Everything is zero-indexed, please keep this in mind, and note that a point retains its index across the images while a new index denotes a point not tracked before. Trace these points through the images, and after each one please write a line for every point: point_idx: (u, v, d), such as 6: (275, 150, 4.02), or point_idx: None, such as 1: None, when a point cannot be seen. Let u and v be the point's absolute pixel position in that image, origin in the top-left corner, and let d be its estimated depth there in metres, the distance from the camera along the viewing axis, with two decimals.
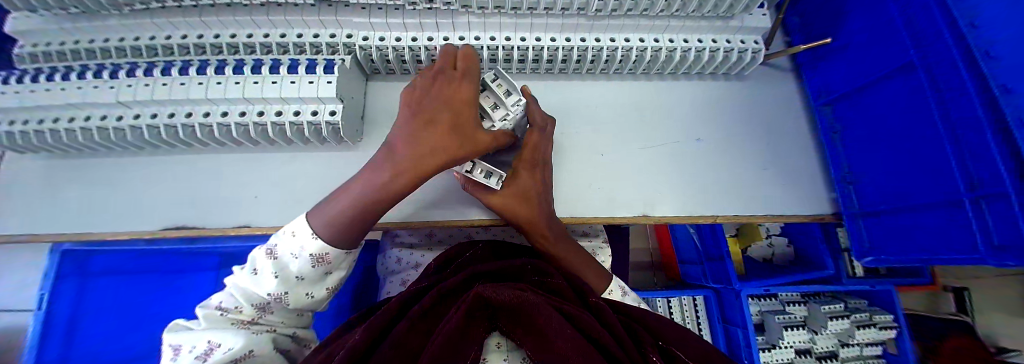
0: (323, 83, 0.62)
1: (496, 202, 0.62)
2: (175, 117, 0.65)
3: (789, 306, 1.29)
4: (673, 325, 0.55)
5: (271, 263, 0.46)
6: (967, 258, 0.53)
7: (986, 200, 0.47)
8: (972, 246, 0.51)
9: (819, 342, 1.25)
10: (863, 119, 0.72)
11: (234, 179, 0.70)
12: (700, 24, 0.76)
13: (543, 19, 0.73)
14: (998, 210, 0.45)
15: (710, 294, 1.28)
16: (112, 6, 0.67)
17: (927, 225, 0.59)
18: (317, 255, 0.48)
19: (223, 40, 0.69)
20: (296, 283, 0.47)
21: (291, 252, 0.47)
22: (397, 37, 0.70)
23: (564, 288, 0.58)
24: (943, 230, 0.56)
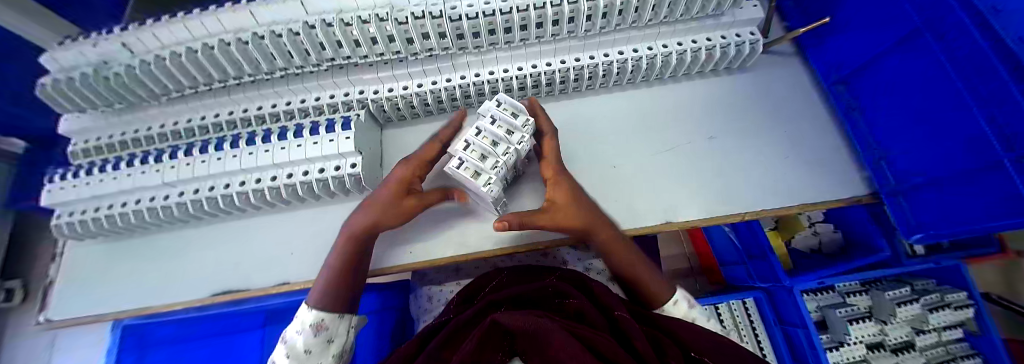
0: (342, 139, 0.66)
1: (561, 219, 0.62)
2: (215, 190, 0.71)
3: (849, 297, 1.18)
4: (696, 327, 0.55)
5: (285, 346, 0.54)
6: (1020, 223, 0.47)
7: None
8: None
9: (891, 333, 1.12)
10: (882, 90, 0.69)
11: (270, 239, 0.74)
12: (691, 26, 0.77)
13: (536, 47, 0.76)
14: None
15: (761, 295, 1.20)
16: (151, 97, 0.75)
17: (973, 193, 0.54)
18: (315, 323, 0.55)
19: (250, 114, 0.76)
20: (306, 358, 0.53)
21: (297, 328, 0.55)
22: (403, 86, 0.75)
23: (586, 307, 0.59)
24: (989, 196, 0.51)
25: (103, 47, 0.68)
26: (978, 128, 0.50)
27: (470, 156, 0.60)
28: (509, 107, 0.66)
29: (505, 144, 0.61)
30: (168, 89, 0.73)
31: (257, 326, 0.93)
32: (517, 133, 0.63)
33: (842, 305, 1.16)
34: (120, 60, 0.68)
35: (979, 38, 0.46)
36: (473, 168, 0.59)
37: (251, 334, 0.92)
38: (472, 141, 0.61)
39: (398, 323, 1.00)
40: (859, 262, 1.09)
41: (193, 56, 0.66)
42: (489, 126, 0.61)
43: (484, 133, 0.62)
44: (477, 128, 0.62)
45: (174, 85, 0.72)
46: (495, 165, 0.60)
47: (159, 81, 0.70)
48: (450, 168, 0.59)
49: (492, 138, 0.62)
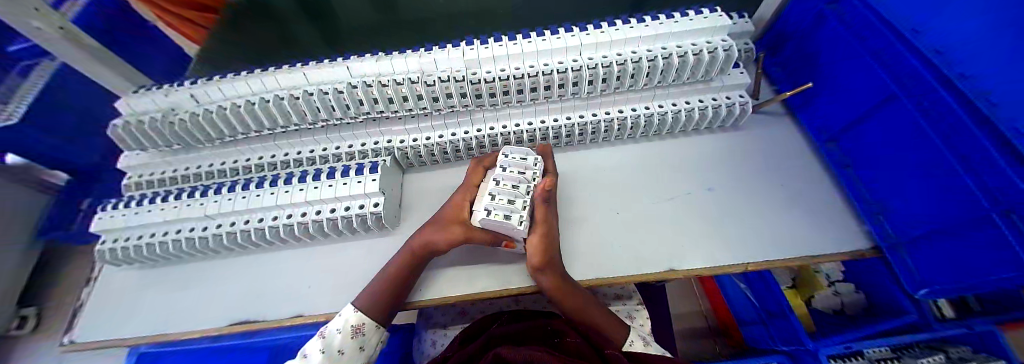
0: (369, 181, 0.73)
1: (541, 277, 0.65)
2: (249, 223, 0.78)
3: None
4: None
5: (320, 342, 0.59)
6: (1017, 277, 0.48)
7: (1016, 211, 0.45)
8: (1014, 265, 0.47)
9: None
10: (870, 149, 0.74)
11: (290, 272, 0.78)
12: (683, 90, 0.87)
13: (544, 106, 0.86)
14: None
15: (784, 359, 1.12)
16: (207, 140, 0.87)
17: (968, 247, 0.55)
18: (355, 325, 0.62)
19: (290, 157, 0.86)
20: (339, 358, 0.59)
21: (335, 328, 0.62)
22: (426, 136, 0.84)
23: (583, 348, 0.61)
24: (983, 251, 0.52)
25: (174, 97, 0.81)
26: (963, 183, 0.53)
27: (498, 202, 0.67)
28: (517, 153, 0.76)
29: (524, 184, 0.71)
30: (224, 134, 0.84)
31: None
32: (529, 172, 0.73)
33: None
34: (187, 109, 0.81)
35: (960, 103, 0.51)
36: (504, 212, 0.66)
37: None
38: (495, 192, 0.69)
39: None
40: (882, 329, 1.04)
41: (250, 108, 0.78)
42: (506, 173, 0.71)
43: (503, 181, 0.71)
44: (497, 179, 0.71)
45: (229, 131, 0.84)
46: (524, 205, 0.67)
47: (218, 127, 0.82)
48: (482, 218, 0.65)
49: (511, 184, 0.71)
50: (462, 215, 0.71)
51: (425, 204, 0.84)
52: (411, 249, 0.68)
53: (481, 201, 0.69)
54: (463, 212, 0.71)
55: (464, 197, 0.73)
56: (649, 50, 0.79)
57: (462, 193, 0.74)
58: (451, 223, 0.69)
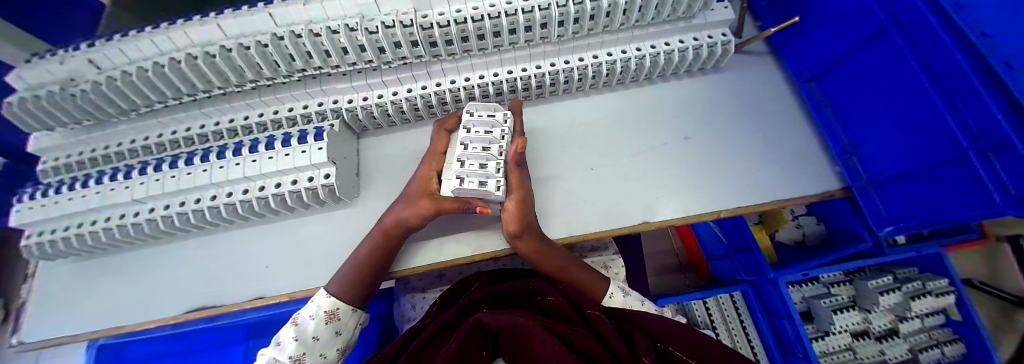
0: (314, 150, 0.66)
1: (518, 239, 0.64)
2: (189, 205, 0.70)
3: (833, 288, 1.20)
4: (654, 317, 0.59)
5: (293, 329, 0.56)
6: (988, 214, 0.49)
7: (994, 151, 0.43)
8: (988, 202, 0.48)
9: (874, 321, 1.14)
10: (850, 87, 0.71)
11: (244, 252, 0.73)
12: (664, 29, 0.78)
13: (511, 53, 0.76)
14: (1009, 160, 0.42)
15: (748, 288, 1.21)
16: (120, 113, 0.74)
17: (941, 186, 0.55)
18: (329, 311, 0.59)
19: (224, 126, 0.76)
20: (313, 344, 0.57)
21: (309, 314, 0.57)
22: (379, 95, 0.74)
23: (563, 305, 0.61)
24: (958, 188, 0.52)
25: (69, 63, 0.67)
26: (944, 122, 0.51)
27: (470, 169, 0.59)
28: (483, 110, 0.67)
29: (496, 145, 0.62)
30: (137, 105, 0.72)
31: (239, 340, 0.91)
32: (497, 130, 0.64)
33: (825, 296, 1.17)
34: (86, 78, 0.67)
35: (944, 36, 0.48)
36: (479, 178, 0.59)
37: (232, 349, 0.90)
38: (465, 157, 0.61)
39: (384, 330, 0.99)
40: (835, 256, 1.11)
41: (159, 71, 0.65)
42: (473, 134, 0.62)
43: (472, 144, 0.63)
44: (464, 143, 0.62)
45: (143, 102, 0.71)
46: (498, 168, 0.60)
47: (128, 98, 0.70)
48: (455, 189, 0.58)
49: (480, 146, 0.63)
50: (430, 187, 0.63)
51: (385, 171, 0.78)
52: (382, 228, 0.62)
53: (451, 168, 0.62)
54: (431, 185, 0.63)
55: (430, 168, 0.65)
56: None
57: (428, 164, 0.66)
58: (416, 198, 0.61)
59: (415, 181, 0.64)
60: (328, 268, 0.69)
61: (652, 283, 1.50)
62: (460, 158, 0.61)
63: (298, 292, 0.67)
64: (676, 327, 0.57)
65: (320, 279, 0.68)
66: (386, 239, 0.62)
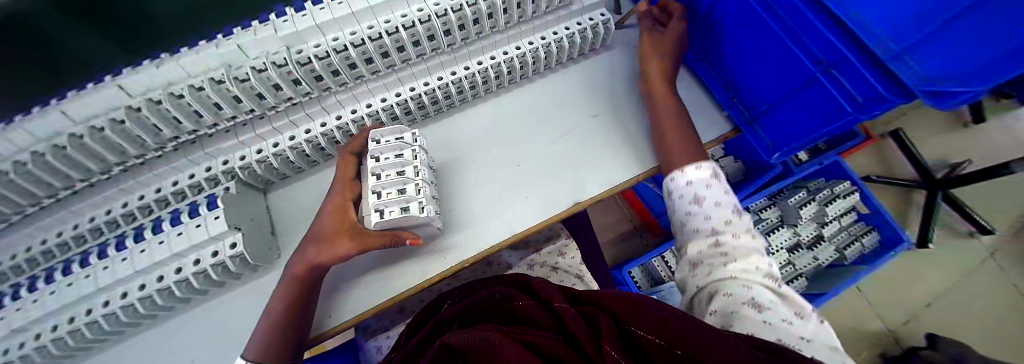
0: (210, 221, 0.60)
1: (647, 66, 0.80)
2: (70, 323, 0.60)
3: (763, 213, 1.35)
4: (619, 292, 0.57)
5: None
6: (840, 122, 0.61)
7: (839, 68, 0.54)
8: (840, 112, 0.59)
9: (803, 233, 1.31)
10: (712, 39, 0.79)
11: (165, 351, 0.66)
12: (549, 19, 0.81)
13: (407, 71, 0.75)
14: (851, 75, 0.52)
15: None
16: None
17: (801, 108, 0.66)
18: None
19: (98, 222, 0.66)
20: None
21: None
22: (273, 143, 0.68)
23: (533, 308, 0.60)
24: (812, 108, 0.64)
25: None
26: (793, 55, 0.61)
27: (388, 198, 0.58)
28: (388, 134, 0.63)
29: (410, 166, 0.61)
30: None
31: None
32: (408, 151, 0.62)
33: (759, 222, 1.32)
34: None
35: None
36: (399, 205, 0.58)
37: None
38: (380, 187, 0.59)
39: None
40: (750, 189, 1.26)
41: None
42: (383, 161, 0.59)
43: (384, 172, 0.60)
44: (376, 174, 0.59)
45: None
46: (417, 190, 0.59)
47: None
48: (377, 221, 0.56)
49: (395, 171, 0.60)
50: (347, 221, 0.59)
51: (305, 221, 0.73)
52: (298, 273, 0.56)
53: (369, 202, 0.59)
54: (347, 217, 0.59)
55: (343, 199, 0.61)
56: None
57: (340, 195, 0.61)
58: (333, 235, 0.57)
59: (328, 216, 0.59)
60: None
61: (611, 253, 1.58)
62: (375, 190, 0.59)
63: None
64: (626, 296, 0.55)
65: None
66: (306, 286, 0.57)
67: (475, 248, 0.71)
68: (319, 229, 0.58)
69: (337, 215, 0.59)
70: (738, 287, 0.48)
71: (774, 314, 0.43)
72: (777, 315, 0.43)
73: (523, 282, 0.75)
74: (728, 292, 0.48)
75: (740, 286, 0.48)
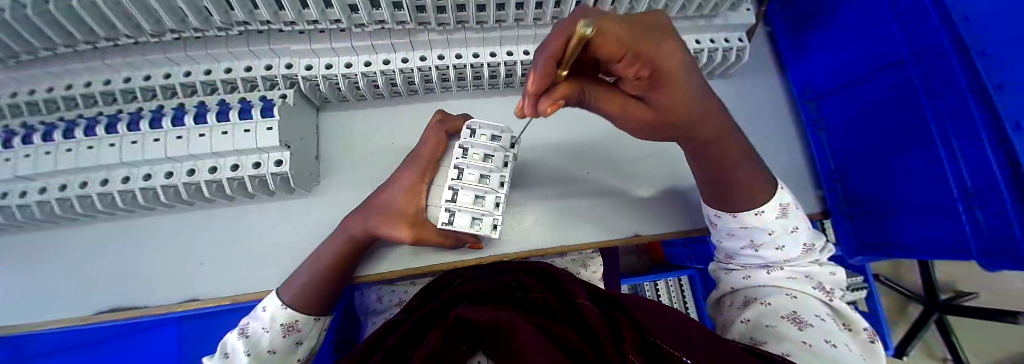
0: (262, 130, 0.53)
1: (631, 109, 0.37)
2: (99, 186, 0.56)
3: None
4: (652, 305, 0.48)
5: (244, 343, 0.47)
6: (956, 256, 0.56)
7: (985, 208, 0.48)
8: (962, 247, 0.54)
9: None
10: (848, 112, 0.72)
11: (174, 245, 0.61)
12: (683, 25, 0.70)
13: (513, 31, 0.63)
14: (993, 219, 0.47)
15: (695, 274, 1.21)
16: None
17: (919, 224, 0.61)
18: (287, 324, 0.50)
19: (134, 85, 0.59)
20: (268, 358, 0.48)
21: (263, 327, 0.49)
22: (347, 63, 0.61)
23: (547, 300, 0.50)
24: (935, 229, 0.58)
25: None
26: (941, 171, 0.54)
27: (462, 203, 0.51)
28: (488, 130, 0.52)
29: (500, 156, 0.53)
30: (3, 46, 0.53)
31: None
32: (505, 135, 0.53)
33: None
34: None
35: (961, 80, 0.48)
36: (472, 214, 0.51)
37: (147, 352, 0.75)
38: (465, 165, 0.51)
39: (345, 320, 0.91)
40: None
41: (40, 8, 0.47)
42: (475, 140, 0.50)
43: (472, 150, 0.52)
44: (464, 149, 0.51)
45: (19, 48, 0.53)
46: (500, 183, 0.53)
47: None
48: (444, 226, 0.51)
49: (480, 154, 0.52)
50: (415, 207, 0.52)
51: (353, 155, 0.67)
52: (350, 237, 0.53)
53: (446, 175, 0.53)
54: (418, 201, 0.52)
55: (419, 179, 0.53)
56: None
57: (418, 173, 0.53)
58: (397, 216, 0.51)
59: (397, 194, 0.53)
60: (286, 270, 0.59)
61: None
62: (457, 165, 0.52)
63: (242, 296, 0.57)
64: (663, 316, 0.44)
65: (274, 282, 0.58)
66: (356, 251, 0.54)
67: (521, 244, 0.67)
68: (385, 203, 0.53)
69: (405, 195, 0.52)
70: (781, 297, 0.47)
71: (818, 331, 0.41)
72: (820, 333, 0.40)
73: (545, 270, 0.61)
74: (767, 302, 0.47)
75: (783, 296, 0.47)
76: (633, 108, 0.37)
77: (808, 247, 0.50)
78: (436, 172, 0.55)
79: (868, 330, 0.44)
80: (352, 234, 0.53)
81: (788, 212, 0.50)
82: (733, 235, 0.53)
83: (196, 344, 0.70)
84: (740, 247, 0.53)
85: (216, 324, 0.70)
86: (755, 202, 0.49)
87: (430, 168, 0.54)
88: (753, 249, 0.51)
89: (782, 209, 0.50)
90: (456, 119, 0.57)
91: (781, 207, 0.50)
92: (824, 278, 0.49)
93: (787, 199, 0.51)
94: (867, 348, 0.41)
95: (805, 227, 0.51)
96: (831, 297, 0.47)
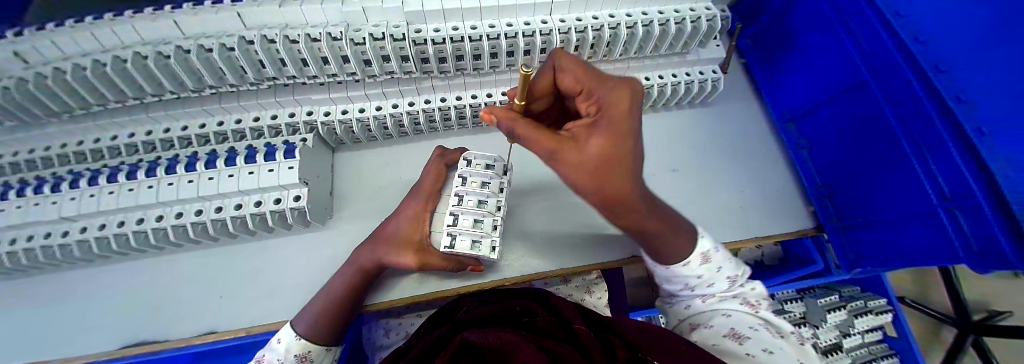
0: (284, 169, 0.59)
1: (601, 140, 0.29)
2: (134, 224, 0.62)
3: (788, 305, 1.26)
4: (647, 325, 0.48)
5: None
6: (943, 263, 0.57)
7: (962, 210, 0.50)
8: (950, 253, 0.55)
9: (822, 336, 1.23)
10: (824, 130, 0.76)
11: (196, 279, 0.65)
12: (660, 61, 0.77)
13: (507, 74, 0.72)
14: (974, 221, 0.49)
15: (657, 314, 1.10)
16: (46, 115, 0.63)
17: (906, 234, 0.62)
18: (300, 354, 0.52)
19: (172, 134, 0.67)
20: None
21: (276, 357, 0.51)
22: (360, 108, 0.68)
23: (548, 325, 0.51)
24: (922, 238, 0.59)
25: None
26: (915, 179, 0.57)
27: (462, 226, 0.54)
28: (481, 160, 0.59)
29: (493, 182, 0.58)
30: (68, 106, 0.62)
31: None
32: (498, 162, 0.59)
33: (781, 313, 1.25)
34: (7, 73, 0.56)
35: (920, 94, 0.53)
36: (472, 237, 0.55)
37: None
38: (464, 192, 0.56)
39: (353, 356, 0.90)
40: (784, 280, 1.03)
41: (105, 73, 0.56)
42: (471, 170, 0.56)
43: (471, 179, 0.57)
44: (463, 177, 0.57)
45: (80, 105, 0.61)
46: (497, 207, 0.57)
47: (61, 99, 0.60)
48: (446, 250, 0.54)
49: (478, 182, 0.57)
50: (420, 234, 0.56)
51: (364, 191, 0.73)
52: (360, 265, 0.57)
53: (447, 203, 0.57)
54: (422, 227, 0.56)
55: (423, 208, 0.57)
56: (628, 14, 0.67)
57: (423, 202, 0.58)
58: (404, 242, 0.55)
59: (403, 222, 0.57)
60: (298, 301, 0.62)
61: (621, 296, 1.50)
62: (457, 193, 0.57)
63: (257, 327, 0.59)
64: (652, 332, 0.45)
65: (286, 313, 0.61)
66: (365, 278, 0.57)
67: (522, 270, 0.69)
68: (392, 231, 0.57)
69: (411, 222, 0.56)
70: (718, 319, 0.48)
71: (754, 343, 0.42)
72: (758, 344, 0.42)
73: (546, 296, 0.63)
74: (710, 323, 0.48)
75: (720, 316, 0.48)
76: (593, 145, 0.29)
77: (732, 278, 0.52)
78: (438, 199, 0.59)
79: (796, 333, 0.46)
80: (361, 262, 0.57)
81: (710, 256, 0.51)
82: (670, 280, 0.54)
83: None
84: (678, 289, 0.54)
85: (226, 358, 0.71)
86: (683, 254, 0.49)
87: (433, 197, 0.58)
88: (690, 289, 0.52)
89: (704, 256, 0.50)
90: (455, 152, 0.63)
91: (703, 254, 0.50)
92: (749, 294, 0.53)
93: (707, 243, 0.51)
94: (799, 351, 0.43)
95: (730, 263, 0.53)
96: (756, 308, 0.50)
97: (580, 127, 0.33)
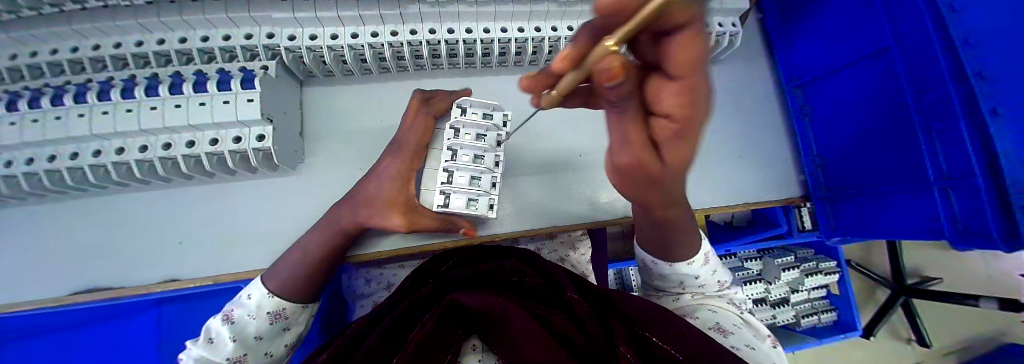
0: (242, 102, 0.50)
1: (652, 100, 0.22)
2: (70, 159, 0.53)
3: (747, 262, 1.36)
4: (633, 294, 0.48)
5: (228, 329, 0.45)
6: (929, 237, 0.59)
7: (957, 189, 0.51)
8: (936, 228, 0.57)
9: (772, 291, 1.34)
10: (832, 98, 0.73)
11: (153, 225, 0.58)
12: None
13: (508, 6, 0.62)
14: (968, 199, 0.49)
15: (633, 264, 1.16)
16: None
17: (894, 207, 0.64)
18: (274, 312, 0.48)
19: (103, 53, 0.55)
20: (256, 343, 0.47)
21: (248, 313, 0.46)
22: (331, 35, 0.58)
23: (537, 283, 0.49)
24: (911, 211, 0.61)
25: None
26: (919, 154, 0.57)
27: (458, 184, 0.51)
28: (476, 107, 0.53)
29: (489, 134, 0.53)
30: None
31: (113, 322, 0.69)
32: (496, 113, 0.53)
33: (739, 269, 1.34)
34: None
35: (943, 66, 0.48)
36: (467, 195, 0.52)
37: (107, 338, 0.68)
38: (458, 146, 0.51)
39: (332, 307, 0.89)
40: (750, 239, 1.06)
41: None
42: (464, 119, 0.50)
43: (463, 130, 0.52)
44: (455, 128, 0.51)
45: None
46: (495, 162, 0.53)
47: None
48: (440, 209, 0.50)
49: (472, 133, 0.52)
50: (402, 194, 0.50)
51: (339, 133, 0.65)
52: (337, 224, 0.51)
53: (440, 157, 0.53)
54: (405, 188, 0.50)
55: (406, 165, 0.50)
56: None
57: (404, 157, 0.51)
58: (385, 203, 0.49)
59: (384, 179, 0.50)
60: (271, 251, 0.58)
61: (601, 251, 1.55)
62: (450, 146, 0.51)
63: (227, 275, 0.56)
64: (643, 303, 0.44)
65: (258, 261, 0.57)
66: (343, 237, 0.52)
67: (510, 224, 0.67)
68: (372, 188, 0.51)
69: (392, 180, 0.50)
70: (704, 312, 0.47)
71: (737, 338, 0.41)
72: (740, 339, 0.41)
73: (535, 257, 0.60)
74: (695, 315, 0.47)
75: (706, 311, 0.47)
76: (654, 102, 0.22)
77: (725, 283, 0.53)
78: (420, 154, 0.52)
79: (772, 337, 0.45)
80: (338, 220, 0.52)
81: (710, 260, 0.51)
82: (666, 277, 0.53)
83: (178, 324, 0.68)
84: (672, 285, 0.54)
85: (201, 304, 0.68)
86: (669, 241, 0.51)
87: (415, 152, 0.51)
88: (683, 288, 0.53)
89: (706, 258, 0.51)
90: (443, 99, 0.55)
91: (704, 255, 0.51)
92: (737, 297, 0.54)
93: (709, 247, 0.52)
94: (777, 354, 0.41)
95: (722, 267, 0.53)
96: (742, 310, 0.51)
97: (676, 123, 0.22)
